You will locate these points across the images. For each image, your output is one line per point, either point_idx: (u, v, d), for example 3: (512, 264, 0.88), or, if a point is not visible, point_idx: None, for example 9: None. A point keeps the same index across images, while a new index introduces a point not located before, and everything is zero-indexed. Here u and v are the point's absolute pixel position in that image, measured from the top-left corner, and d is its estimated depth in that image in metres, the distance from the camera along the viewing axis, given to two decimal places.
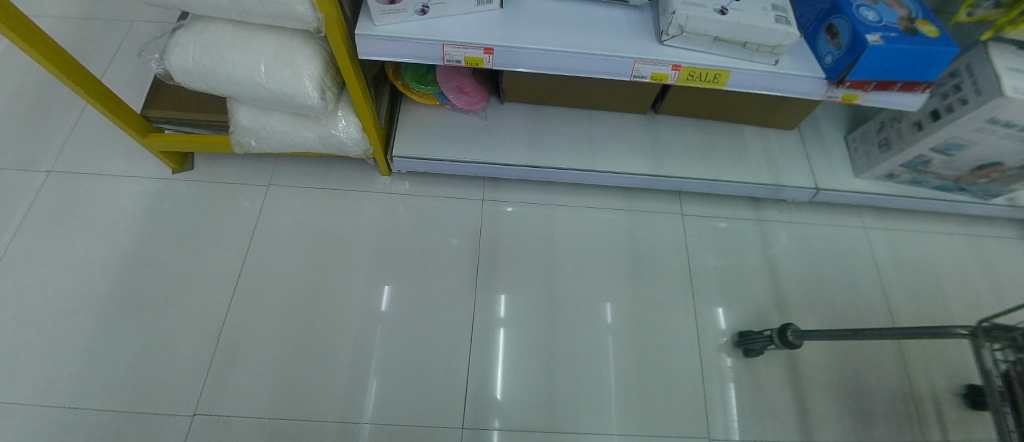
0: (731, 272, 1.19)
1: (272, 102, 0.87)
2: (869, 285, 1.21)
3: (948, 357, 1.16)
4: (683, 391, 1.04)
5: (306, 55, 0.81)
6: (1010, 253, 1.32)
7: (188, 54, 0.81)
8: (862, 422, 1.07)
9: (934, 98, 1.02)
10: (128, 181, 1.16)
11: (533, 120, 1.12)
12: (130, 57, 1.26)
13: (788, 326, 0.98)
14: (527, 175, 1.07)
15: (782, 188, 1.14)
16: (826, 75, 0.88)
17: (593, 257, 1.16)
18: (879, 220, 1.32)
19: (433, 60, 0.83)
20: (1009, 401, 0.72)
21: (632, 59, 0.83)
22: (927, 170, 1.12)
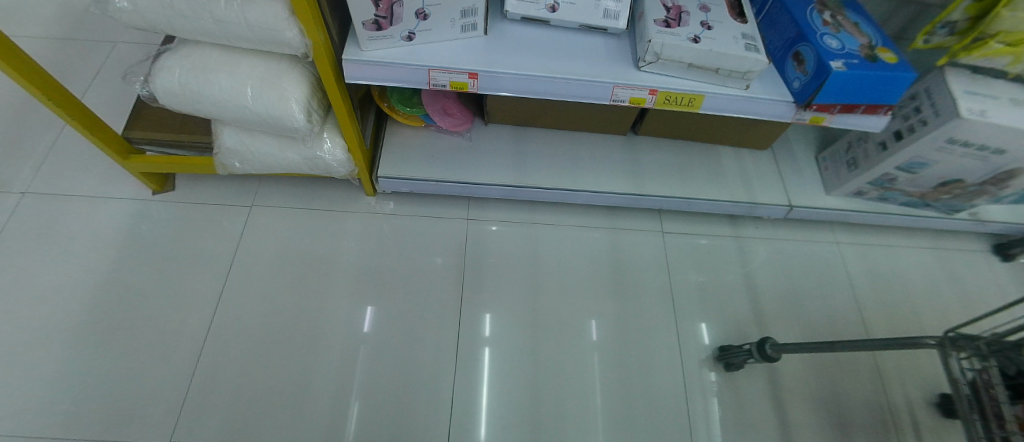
0: (711, 287, 1.21)
1: (257, 124, 0.87)
2: (843, 299, 1.25)
3: (921, 367, 1.20)
4: (668, 407, 1.05)
5: (293, 79, 0.82)
6: (975, 265, 1.38)
7: (173, 77, 0.82)
8: (841, 433, 1.09)
9: (896, 120, 1.08)
10: (106, 202, 1.14)
11: (517, 140, 1.14)
12: (112, 78, 1.26)
13: (766, 340, 1.00)
14: (511, 195, 1.09)
15: (757, 206, 1.18)
16: (795, 98, 0.93)
17: (577, 274, 1.18)
18: (851, 235, 1.37)
19: (419, 84, 0.85)
20: (976, 409, 0.75)
21: (612, 83, 0.87)
22: (893, 187, 1.18)
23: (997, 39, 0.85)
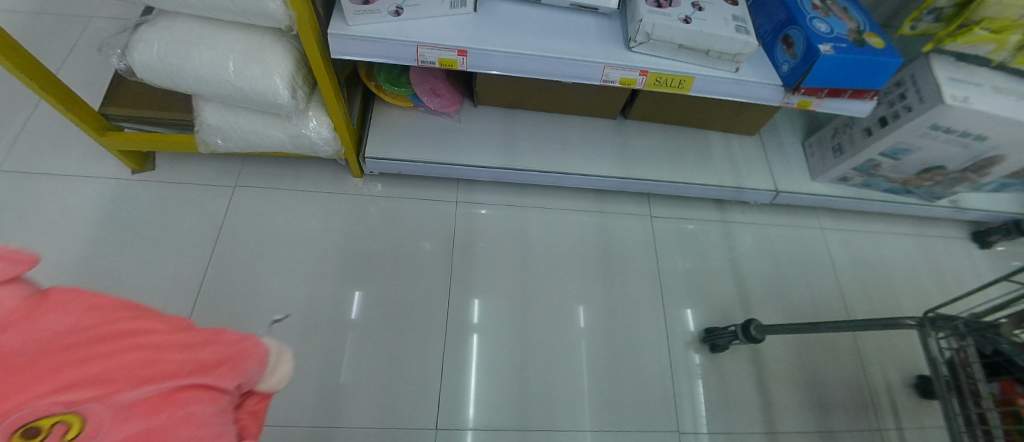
0: (698, 271, 1.23)
1: (240, 100, 0.85)
2: (826, 283, 1.28)
3: (900, 349, 1.24)
4: (653, 388, 1.07)
5: (277, 54, 0.80)
6: (954, 251, 1.42)
7: (153, 50, 0.79)
8: (821, 413, 1.12)
9: (881, 106, 1.09)
10: (83, 181, 1.11)
11: (506, 122, 1.13)
12: (88, 54, 1.21)
13: (751, 322, 1.02)
14: (500, 177, 1.09)
15: (745, 190, 1.19)
16: (783, 82, 0.93)
17: (566, 257, 1.18)
18: (836, 221, 1.39)
19: (407, 61, 0.83)
20: (953, 387, 0.78)
21: (602, 63, 0.86)
22: (877, 173, 1.20)
23: (982, 25, 0.86)
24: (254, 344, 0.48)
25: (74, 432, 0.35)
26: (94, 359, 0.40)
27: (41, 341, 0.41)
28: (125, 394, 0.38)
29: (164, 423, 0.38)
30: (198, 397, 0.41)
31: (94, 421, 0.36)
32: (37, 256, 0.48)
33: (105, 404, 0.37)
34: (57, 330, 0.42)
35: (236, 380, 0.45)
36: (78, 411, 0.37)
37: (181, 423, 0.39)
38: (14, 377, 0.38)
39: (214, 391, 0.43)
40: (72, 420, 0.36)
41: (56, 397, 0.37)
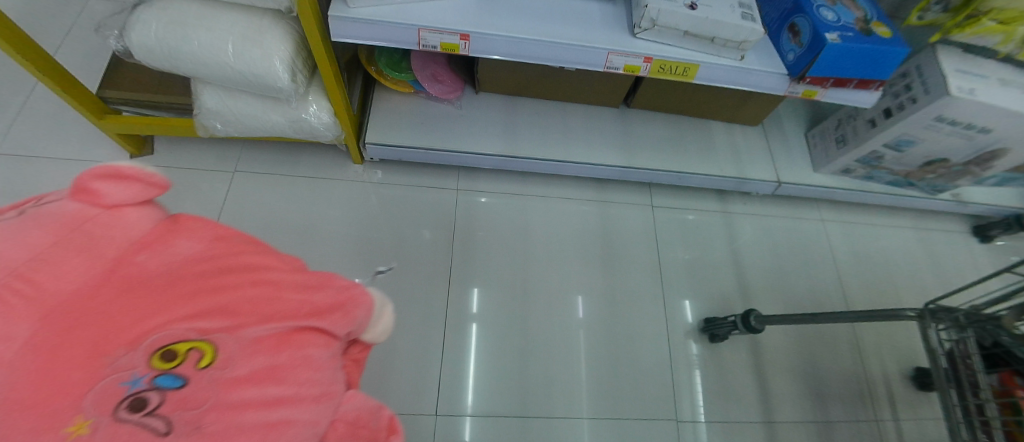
0: (698, 262, 1.22)
1: (239, 83, 0.84)
2: (826, 275, 1.28)
3: (898, 341, 1.24)
4: (652, 377, 1.07)
5: (277, 36, 0.79)
6: (954, 246, 1.42)
7: (150, 32, 0.78)
8: (818, 403, 1.13)
9: (886, 97, 1.08)
10: (82, 165, 1.10)
11: (508, 110, 1.12)
12: (85, 36, 1.19)
13: (751, 312, 1.02)
14: (501, 165, 1.08)
15: (747, 181, 1.18)
16: (789, 71, 0.92)
17: (566, 247, 1.18)
18: (837, 214, 1.38)
19: (409, 45, 0.82)
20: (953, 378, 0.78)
21: (606, 49, 0.85)
22: (880, 165, 1.19)
23: (990, 16, 0.85)
24: (360, 294, 0.53)
25: (207, 361, 0.40)
26: (220, 292, 0.44)
27: (171, 264, 0.46)
28: (251, 328, 0.43)
29: (287, 359, 0.43)
30: (312, 340, 0.46)
31: (226, 350, 0.41)
32: (169, 180, 0.51)
33: (232, 335, 0.42)
34: (186, 256, 0.47)
35: (346, 326, 0.50)
36: (211, 339, 0.41)
37: (300, 362, 0.43)
38: (152, 299, 0.42)
39: (324, 334, 0.48)
40: (205, 348, 0.40)
41: (193, 322, 0.42)
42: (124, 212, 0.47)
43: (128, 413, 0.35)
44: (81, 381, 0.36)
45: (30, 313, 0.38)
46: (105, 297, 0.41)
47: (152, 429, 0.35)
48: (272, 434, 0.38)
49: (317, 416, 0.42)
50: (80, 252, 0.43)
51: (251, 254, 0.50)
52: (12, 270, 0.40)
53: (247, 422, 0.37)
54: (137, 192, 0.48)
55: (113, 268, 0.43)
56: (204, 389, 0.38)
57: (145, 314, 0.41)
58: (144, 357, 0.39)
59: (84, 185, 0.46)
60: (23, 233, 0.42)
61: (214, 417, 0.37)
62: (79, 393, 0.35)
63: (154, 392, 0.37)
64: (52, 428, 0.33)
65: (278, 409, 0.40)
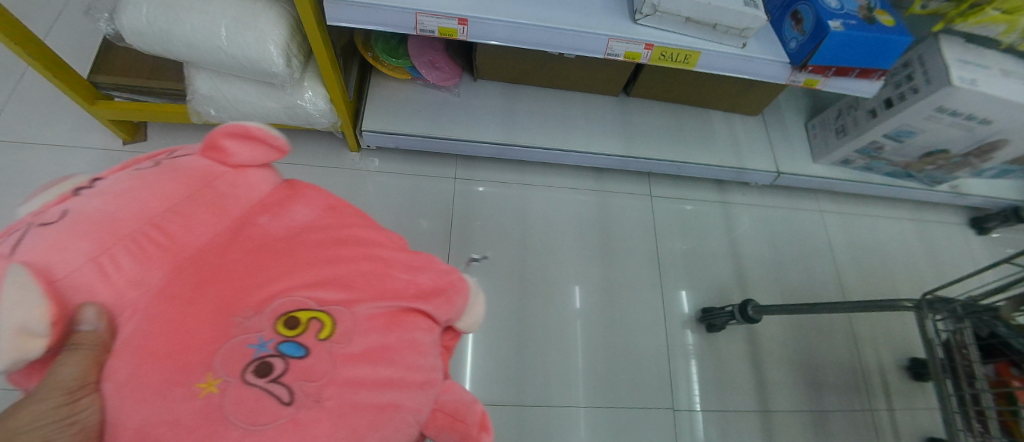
0: (697, 252, 1.22)
1: (233, 68, 0.82)
2: (823, 266, 1.28)
3: (894, 332, 1.25)
4: (649, 366, 1.08)
5: (271, 19, 0.77)
6: (951, 237, 1.42)
7: (140, 14, 0.76)
8: (813, 392, 1.14)
9: (887, 87, 1.07)
10: (74, 152, 1.09)
11: (506, 98, 1.10)
12: (75, 19, 1.17)
13: (749, 302, 1.02)
14: (500, 154, 1.07)
15: (746, 171, 1.18)
16: (790, 59, 0.91)
17: (565, 236, 1.18)
18: (835, 204, 1.38)
19: (405, 29, 0.80)
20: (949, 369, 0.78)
21: (606, 36, 0.84)
22: (879, 156, 1.19)
23: (994, 5, 0.84)
24: (456, 282, 0.53)
25: (327, 334, 0.40)
26: (338, 264, 0.45)
27: (290, 230, 0.48)
28: (364, 305, 0.43)
29: (398, 341, 0.43)
30: (416, 322, 0.46)
31: (344, 324, 0.41)
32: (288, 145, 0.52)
33: (350, 311, 0.42)
34: (302, 223, 0.49)
35: (446, 311, 0.50)
36: (329, 311, 0.41)
37: (407, 344, 0.43)
38: (274, 263, 0.43)
39: (427, 319, 0.48)
40: (324, 318, 0.40)
41: (315, 292, 0.42)
42: (247, 173, 0.49)
43: (255, 377, 0.35)
44: (213, 338, 0.37)
45: (167, 261, 0.39)
46: (232, 256, 0.42)
47: (277, 397, 0.35)
48: (382, 415, 0.39)
49: (419, 403, 0.43)
50: (210, 208, 0.44)
51: (358, 228, 0.51)
52: (148, 218, 0.40)
53: (361, 402, 0.38)
54: (259, 153, 0.50)
55: (237, 228, 0.45)
56: (325, 362, 0.38)
57: (271, 277, 0.42)
58: (269, 321, 0.39)
59: (214, 142, 0.47)
60: (157, 185, 0.42)
61: (333, 392, 0.37)
62: (211, 349, 0.36)
63: (279, 359, 0.37)
64: (191, 381, 0.34)
65: (388, 391, 0.40)
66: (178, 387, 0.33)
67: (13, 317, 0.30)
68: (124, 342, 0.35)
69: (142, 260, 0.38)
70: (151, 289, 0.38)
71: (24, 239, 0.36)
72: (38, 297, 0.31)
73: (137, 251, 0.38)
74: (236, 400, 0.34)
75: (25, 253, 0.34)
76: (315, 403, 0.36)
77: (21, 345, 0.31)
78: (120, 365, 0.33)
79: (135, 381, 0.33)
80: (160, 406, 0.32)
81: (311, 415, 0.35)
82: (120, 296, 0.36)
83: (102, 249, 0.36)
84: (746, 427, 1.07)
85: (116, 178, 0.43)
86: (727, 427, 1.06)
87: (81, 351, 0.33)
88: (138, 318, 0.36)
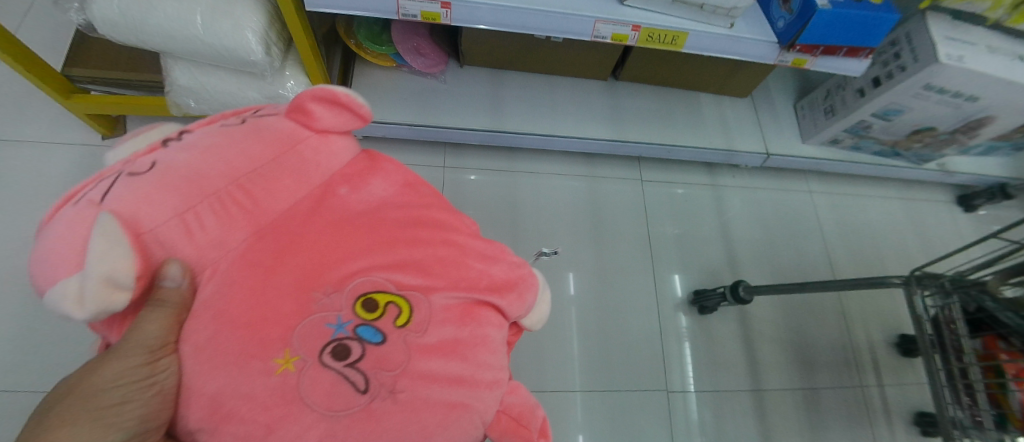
0: (688, 236, 1.23)
1: (211, 58, 0.80)
2: (813, 246, 1.29)
3: (883, 310, 1.26)
4: (643, 350, 1.09)
5: (248, 7, 0.75)
6: (939, 215, 1.44)
7: (111, 4, 0.73)
8: (805, 371, 1.15)
9: (875, 66, 1.06)
10: (53, 148, 1.06)
11: (494, 84, 1.09)
12: (48, 11, 1.13)
13: (740, 283, 1.03)
14: (489, 141, 1.06)
15: (735, 153, 1.18)
16: (778, 39, 0.90)
17: (557, 223, 1.17)
18: (825, 185, 1.39)
19: (387, 14, 0.78)
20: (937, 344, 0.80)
21: (593, 18, 0.82)
22: (868, 135, 1.19)
23: None
24: (528, 279, 0.52)
25: (403, 322, 0.41)
26: (416, 249, 0.45)
27: (368, 205, 0.47)
28: (438, 295, 0.44)
29: (471, 337, 0.43)
30: (488, 318, 0.46)
31: (418, 315, 0.42)
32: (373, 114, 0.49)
33: (425, 301, 0.43)
34: (380, 198, 0.49)
35: (517, 308, 0.49)
36: (406, 296, 0.42)
37: (479, 341, 0.44)
38: (356, 240, 0.44)
39: (498, 314, 0.48)
40: (401, 305, 0.42)
41: (394, 278, 0.43)
42: (330, 139, 0.48)
43: (333, 359, 0.37)
44: (294, 313, 0.38)
45: (248, 225, 0.40)
46: (314, 227, 0.43)
47: (352, 383, 0.37)
48: (451, 415, 0.39)
49: (488, 404, 0.42)
50: (292, 175, 0.44)
51: (434, 209, 0.51)
52: (234, 180, 0.40)
53: (431, 397, 0.39)
54: (343, 121, 0.48)
55: (319, 197, 0.45)
56: (399, 352, 0.39)
57: (349, 255, 0.43)
58: (348, 302, 0.40)
59: (302, 105, 0.47)
60: (245, 144, 0.42)
61: (406, 383, 0.38)
62: (290, 325, 0.38)
63: (357, 343, 0.38)
64: (270, 356, 0.36)
65: (457, 389, 0.40)
66: (258, 359, 0.35)
67: (110, 269, 0.31)
68: (203, 304, 0.37)
69: (227, 224, 0.39)
70: (230, 252, 0.39)
71: (114, 188, 0.35)
72: (127, 249, 0.32)
73: (221, 213, 0.38)
74: (312, 382, 0.36)
75: (114, 200, 0.34)
76: (386, 393, 0.37)
77: (110, 296, 0.32)
78: (200, 328, 0.36)
79: (215, 344, 0.35)
80: (243, 374, 0.34)
81: (383, 406, 0.37)
82: (201, 255, 0.38)
83: (188, 206, 0.37)
84: (739, 406, 1.08)
85: (204, 132, 0.43)
86: (721, 407, 1.07)
87: (164, 310, 0.36)
88: (216, 281, 0.38)
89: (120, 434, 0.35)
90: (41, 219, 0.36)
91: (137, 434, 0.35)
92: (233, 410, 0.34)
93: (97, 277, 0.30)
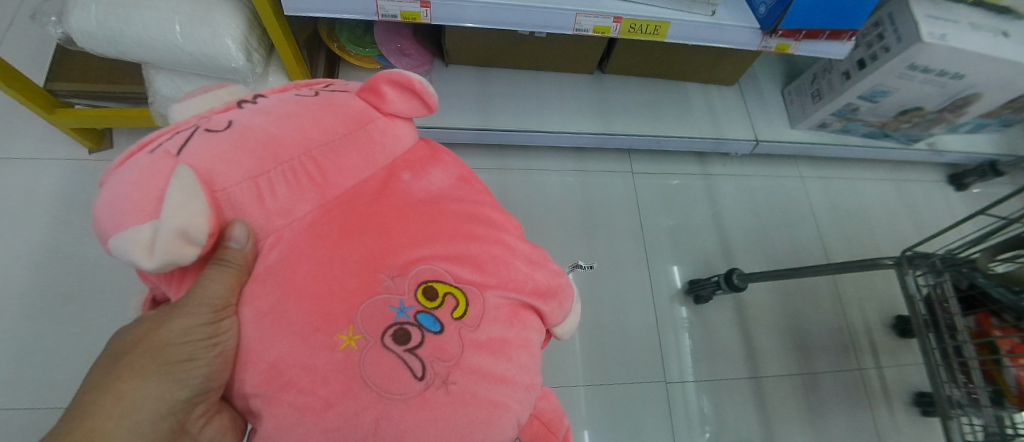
0: (681, 226, 1.23)
1: (193, 67, 0.80)
2: (807, 231, 1.29)
3: (879, 292, 1.27)
4: (640, 341, 1.09)
5: (227, 13, 0.76)
6: (930, 195, 1.44)
7: (89, 15, 0.73)
8: (803, 355, 1.16)
9: (860, 48, 1.06)
10: (39, 164, 1.06)
11: (480, 82, 1.09)
12: (27, 27, 1.13)
13: (733, 271, 1.03)
14: (477, 139, 1.06)
15: (724, 141, 1.18)
16: (760, 25, 0.90)
17: (550, 218, 1.17)
18: (816, 170, 1.39)
19: (367, 15, 0.78)
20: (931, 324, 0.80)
21: (574, 11, 0.82)
22: (855, 118, 1.19)
23: None
24: (565, 291, 0.50)
25: (461, 314, 0.38)
26: (476, 243, 0.43)
27: (428, 194, 0.46)
28: (494, 291, 0.41)
29: (517, 338, 0.41)
30: (533, 321, 0.44)
31: (475, 309, 0.39)
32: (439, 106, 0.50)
33: (483, 296, 0.40)
34: (438, 188, 0.48)
35: (553, 317, 0.48)
36: (465, 289, 0.40)
37: (523, 344, 0.41)
38: (421, 226, 0.42)
39: (540, 319, 0.47)
40: (460, 296, 0.39)
41: (456, 269, 0.41)
42: (395, 123, 0.48)
43: (393, 342, 0.35)
44: (360, 290, 0.36)
45: (316, 197, 0.39)
46: (380, 207, 0.41)
47: (410, 369, 0.34)
48: (494, 414, 0.36)
49: (523, 406, 0.40)
50: (359, 152, 0.43)
51: (487, 207, 0.49)
52: (306, 150, 0.39)
53: (479, 394, 0.36)
54: (411, 107, 0.49)
55: (383, 178, 0.44)
56: (455, 343, 0.37)
57: (415, 241, 0.41)
58: (411, 286, 0.38)
59: (375, 86, 0.46)
60: (315, 115, 0.42)
61: (459, 376, 0.36)
62: (355, 302, 0.36)
63: (417, 330, 0.36)
64: (334, 330, 0.34)
65: (501, 388, 0.38)
66: (321, 334, 0.34)
67: (184, 222, 0.31)
68: (268, 269, 0.36)
69: (296, 191, 0.38)
70: (294, 221, 0.38)
71: (191, 142, 0.36)
72: (202, 204, 0.32)
73: (293, 182, 0.38)
74: (373, 363, 0.34)
75: (193, 156, 0.35)
76: (437, 385, 0.35)
77: (180, 249, 0.32)
78: (264, 294, 0.35)
79: (279, 312, 0.34)
80: (305, 345, 0.33)
81: (437, 396, 0.34)
82: (268, 222, 0.37)
83: (262, 171, 0.37)
84: (739, 394, 1.09)
85: (278, 99, 0.43)
86: (720, 396, 1.07)
87: (227, 270, 0.35)
88: (282, 247, 0.37)
89: (184, 392, 0.35)
90: (112, 164, 0.36)
91: (201, 392, 0.35)
92: (293, 379, 0.32)
93: (171, 229, 0.31)
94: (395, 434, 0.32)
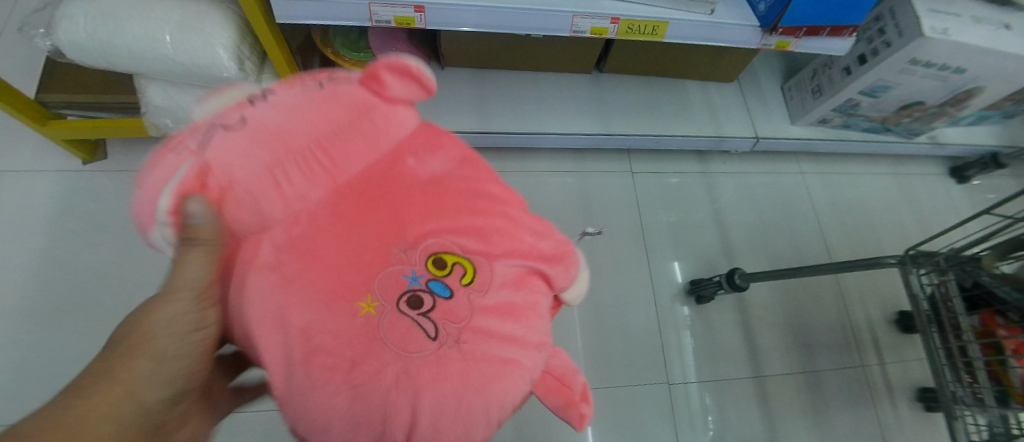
0: (682, 225, 1.22)
1: (185, 77, 0.79)
2: (808, 227, 1.29)
3: (881, 287, 1.26)
4: (643, 342, 1.08)
5: (218, 22, 0.74)
6: (931, 188, 1.43)
7: (79, 27, 0.72)
8: (805, 353, 1.15)
9: (860, 43, 1.05)
10: (33, 176, 1.04)
11: (477, 84, 1.08)
12: (16, 37, 1.11)
13: (735, 271, 1.02)
14: (475, 142, 1.05)
15: (725, 139, 1.17)
16: (760, 22, 0.88)
17: (550, 220, 1.16)
18: (817, 165, 1.38)
19: (360, 21, 0.77)
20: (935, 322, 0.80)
21: (570, 13, 0.81)
22: (856, 113, 1.18)
23: None
24: (574, 255, 0.50)
25: (468, 280, 0.41)
26: (481, 216, 0.45)
27: (435, 171, 0.47)
28: (499, 261, 0.43)
29: (523, 297, 0.44)
30: (539, 286, 0.45)
31: (483, 275, 0.42)
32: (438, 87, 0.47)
33: (490, 264, 0.43)
34: (444, 163, 0.48)
35: (561, 282, 0.48)
36: (471, 258, 0.43)
37: (531, 308, 0.43)
38: (428, 204, 0.44)
39: (551, 284, 0.48)
40: (467, 265, 0.42)
41: (463, 240, 0.43)
42: (397, 108, 0.46)
43: (408, 307, 0.39)
44: (375, 263, 0.40)
45: (330, 182, 0.41)
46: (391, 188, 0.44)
47: (424, 330, 0.38)
48: (506, 371, 0.39)
49: (536, 365, 0.42)
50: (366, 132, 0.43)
51: (493, 181, 0.49)
52: (316, 135, 0.40)
53: (489, 351, 0.39)
54: (411, 92, 0.47)
55: (390, 158, 0.45)
56: (465, 307, 0.40)
57: (423, 216, 0.43)
58: (422, 258, 0.41)
59: (375, 74, 0.44)
60: (319, 98, 0.42)
61: (469, 336, 0.39)
62: (371, 273, 0.40)
63: (429, 295, 0.40)
64: (354, 298, 0.38)
65: (510, 346, 0.40)
66: (342, 302, 0.38)
67: None
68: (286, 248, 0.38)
69: (309, 178, 0.40)
70: (310, 205, 0.40)
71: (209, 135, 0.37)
72: None
73: (307, 168, 0.40)
74: (391, 326, 0.38)
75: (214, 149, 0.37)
76: (450, 346, 0.38)
77: None
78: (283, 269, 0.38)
79: (302, 287, 0.37)
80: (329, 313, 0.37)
81: (450, 354, 0.38)
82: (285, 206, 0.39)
83: (277, 159, 0.38)
84: (742, 393, 1.08)
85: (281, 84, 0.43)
86: (723, 395, 1.07)
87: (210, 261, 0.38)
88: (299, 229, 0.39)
89: (164, 390, 0.34)
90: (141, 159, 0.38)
91: (182, 383, 0.35)
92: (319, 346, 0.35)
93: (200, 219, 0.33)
94: (416, 388, 0.36)
